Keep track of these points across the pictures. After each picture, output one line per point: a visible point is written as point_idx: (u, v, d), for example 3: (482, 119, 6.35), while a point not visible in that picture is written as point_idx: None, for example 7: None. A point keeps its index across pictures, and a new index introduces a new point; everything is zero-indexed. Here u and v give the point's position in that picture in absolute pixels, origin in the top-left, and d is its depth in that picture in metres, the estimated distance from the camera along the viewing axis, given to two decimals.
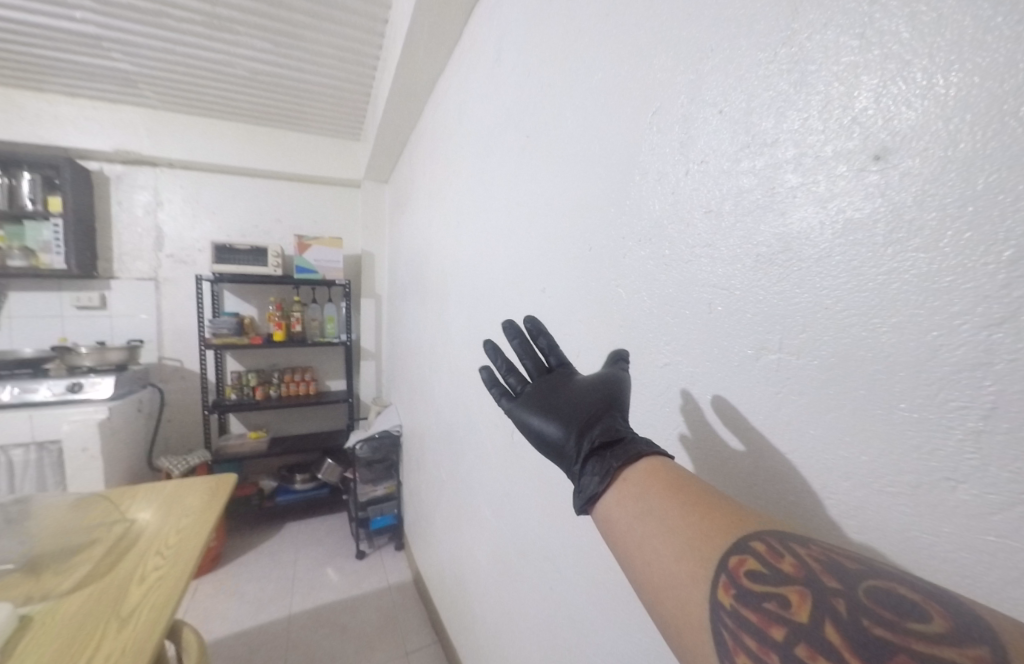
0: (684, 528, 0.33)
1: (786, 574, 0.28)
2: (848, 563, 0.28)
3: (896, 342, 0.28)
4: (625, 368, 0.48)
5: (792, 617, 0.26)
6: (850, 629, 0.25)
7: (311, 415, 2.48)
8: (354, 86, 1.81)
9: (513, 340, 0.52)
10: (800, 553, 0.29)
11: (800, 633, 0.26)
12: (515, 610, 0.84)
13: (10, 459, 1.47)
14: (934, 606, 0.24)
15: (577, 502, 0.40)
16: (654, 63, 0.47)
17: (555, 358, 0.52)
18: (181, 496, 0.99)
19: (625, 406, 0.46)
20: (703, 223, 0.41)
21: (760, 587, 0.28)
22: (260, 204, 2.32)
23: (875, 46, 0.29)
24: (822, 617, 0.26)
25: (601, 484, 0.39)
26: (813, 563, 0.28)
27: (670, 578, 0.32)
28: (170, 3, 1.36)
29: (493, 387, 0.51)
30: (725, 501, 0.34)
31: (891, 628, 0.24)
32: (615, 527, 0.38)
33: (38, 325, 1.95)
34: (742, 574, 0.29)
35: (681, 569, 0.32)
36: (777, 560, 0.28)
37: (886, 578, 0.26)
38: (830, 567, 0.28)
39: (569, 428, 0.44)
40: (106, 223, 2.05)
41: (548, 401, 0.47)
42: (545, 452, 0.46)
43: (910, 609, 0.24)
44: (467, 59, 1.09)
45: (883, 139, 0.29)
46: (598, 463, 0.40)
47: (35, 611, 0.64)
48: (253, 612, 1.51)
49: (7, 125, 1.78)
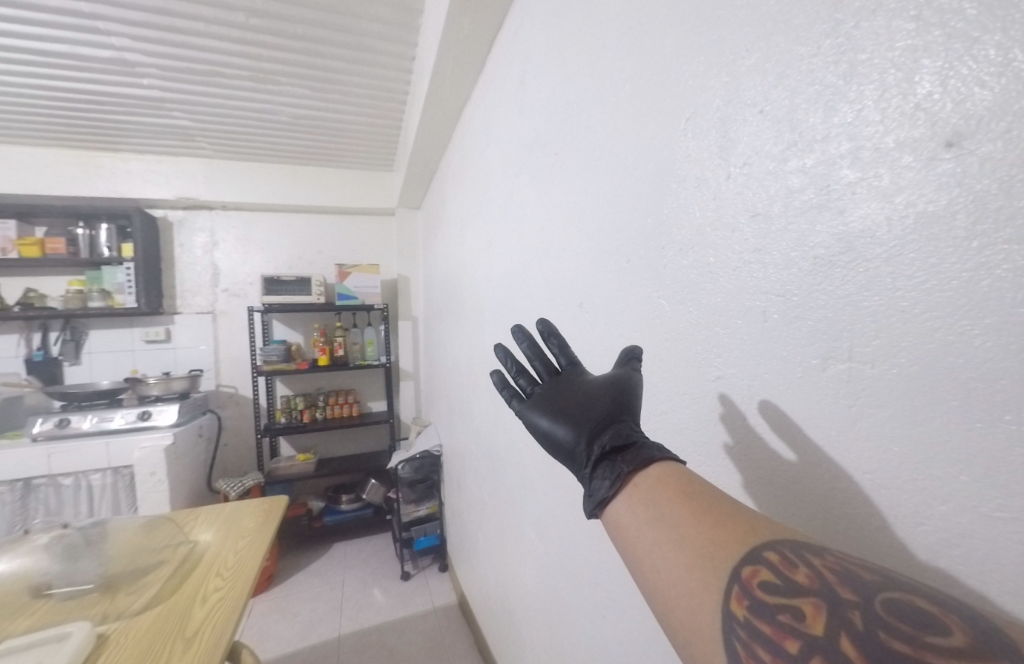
0: (697, 536, 0.32)
1: (799, 585, 0.27)
2: (864, 573, 0.27)
3: (992, 346, 0.25)
4: (635, 368, 0.50)
5: (806, 630, 0.25)
6: (866, 644, 0.24)
7: (355, 436, 2.55)
8: (387, 121, 1.91)
9: (522, 343, 0.53)
10: (814, 564, 0.27)
11: (814, 645, 0.25)
12: (563, 637, 0.80)
13: (90, 484, 1.60)
14: (952, 620, 0.23)
15: (585, 505, 0.39)
16: (685, 67, 0.46)
17: (565, 359, 0.53)
18: (237, 517, 1.04)
19: (635, 408, 0.46)
20: (750, 227, 0.39)
21: (773, 598, 0.27)
22: (304, 236, 2.47)
23: (934, 26, 0.27)
24: (837, 630, 0.25)
25: (611, 488, 0.38)
26: (829, 575, 0.27)
27: (682, 587, 0.31)
28: (223, 62, 1.50)
29: (504, 389, 0.53)
30: (740, 510, 0.33)
31: (908, 641, 0.23)
32: (625, 533, 0.37)
33: (113, 359, 2.13)
34: (755, 585, 0.28)
35: (693, 578, 0.31)
36: (791, 571, 0.27)
37: (901, 590, 0.25)
38: (845, 577, 0.26)
39: (579, 432, 0.45)
40: (170, 264, 2.25)
41: (558, 404, 0.48)
42: (556, 454, 0.46)
43: (929, 622, 0.23)
44: (492, 85, 1.12)
45: (955, 124, 0.26)
46: (609, 467, 0.40)
47: (110, 629, 0.68)
48: (304, 632, 1.54)
49: (89, 183, 2.00)
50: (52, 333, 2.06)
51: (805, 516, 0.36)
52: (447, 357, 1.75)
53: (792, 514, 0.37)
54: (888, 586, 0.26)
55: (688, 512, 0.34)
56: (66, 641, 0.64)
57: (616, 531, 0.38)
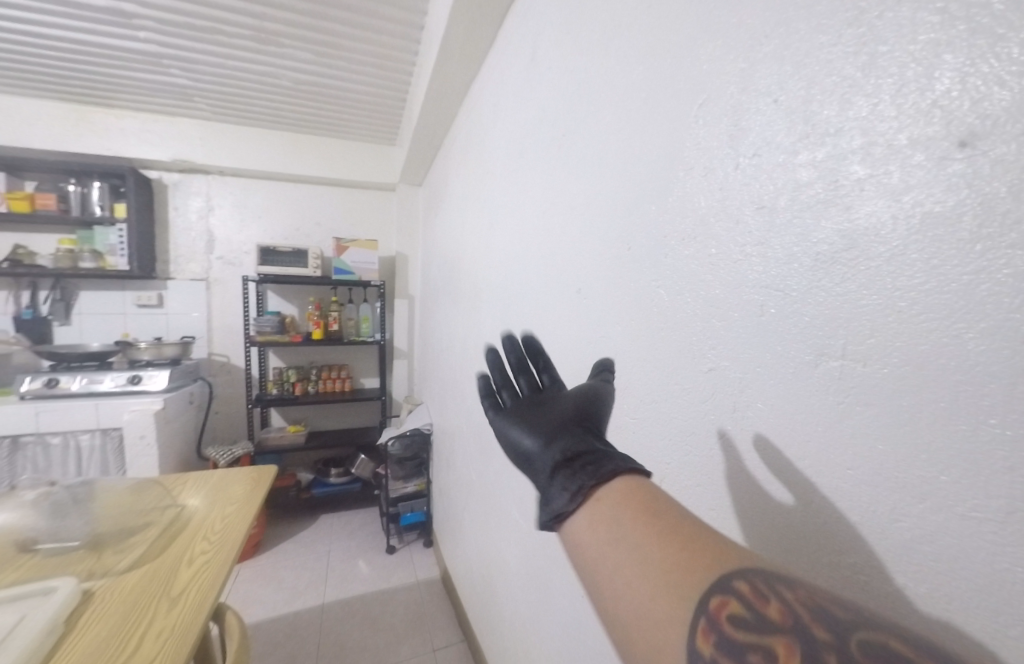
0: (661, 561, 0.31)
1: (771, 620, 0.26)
2: (840, 609, 0.27)
3: (984, 349, 0.25)
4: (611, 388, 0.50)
5: None
6: None
7: (346, 411, 2.56)
8: (391, 93, 1.86)
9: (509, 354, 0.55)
10: (786, 598, 0.27)
11: None
12: (542, 614, 0.82)
13: (78, 444, 1.60)
14: None
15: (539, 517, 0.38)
16: (700, 53, 0.45)
17: (547, 377, 0.54)
18: (226, 485, 1.05)
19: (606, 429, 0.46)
20: (754, 220, 0.39)
21: (744, 635, 0.26)
22: (302, 207, 2.42)
23: (960, 21, 0.26)
24: None
25: (569, 500, 0.37)
26: (802, 611, 0.27)
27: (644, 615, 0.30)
28: (224, 19, 1.44)
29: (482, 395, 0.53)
30: (707, 535, 0.33)
31: None
32: (583, 549, 0.35)
33: (104, 322, 2.11)
34: (725, 618, 0.27)
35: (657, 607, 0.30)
36: (763, 605, 0.27)
37: (877, 630, 0.25)
38: (820, 615, 0.26)
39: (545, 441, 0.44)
40: (163, 227, 2.20)
41: (529, 414, 0.48)
42: (521, 463, 0.46)
43: None
44: (502, 62, 1.09)
45: (971, 124, 0.26)
46: (569, 477, 0.39)
47: (96, 586, 0.69)
48: (288, 599, 1.57)
49: (81, 140, 1.95)
50: (41, 292, 2.02)
51: (785, 508, 0.37)
52: (442, 337, 1.75)
53: (772, 508, 0.38)
54: (862, 625, 0.26)
55: (654, 533, 0.33)
56: (51, 595, 0.65)
57: (575, 548, 0.36)
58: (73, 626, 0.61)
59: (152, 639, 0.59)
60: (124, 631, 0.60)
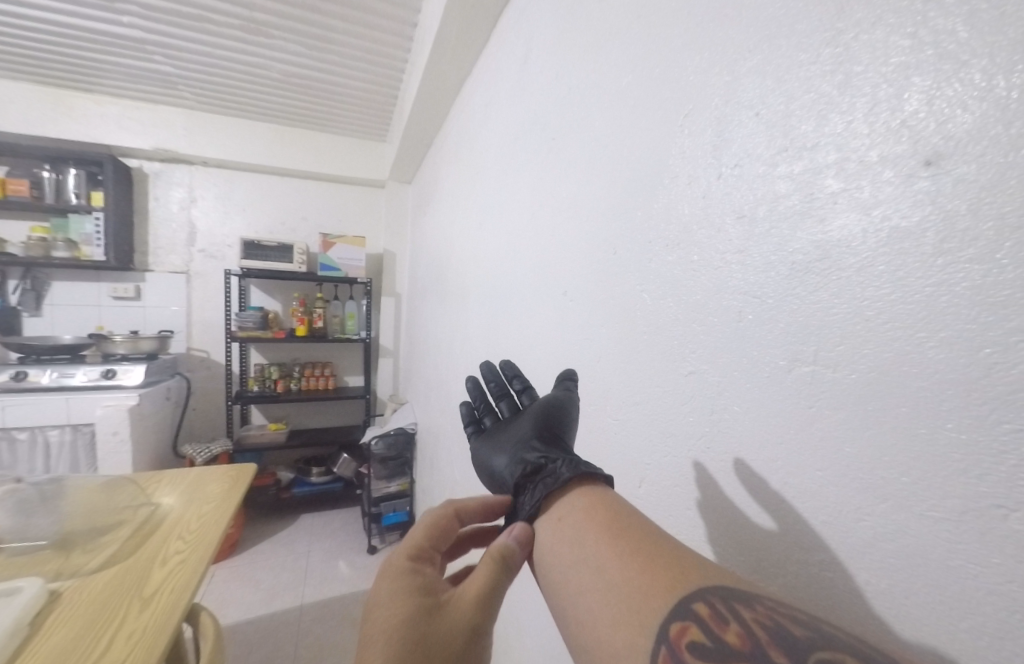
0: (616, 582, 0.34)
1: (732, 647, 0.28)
2: (796, 629, 0.28)
3: (943, 358, 0.27)
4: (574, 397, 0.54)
5: None
6: None
7: (329, 410, 2.52)
8: (382, 89, 1.85)
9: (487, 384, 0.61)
10: (743, 617, 0.29)
11: None
12: (523, 614, 0.83)
13: (47, 440, 1.54)
14: None
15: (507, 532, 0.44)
16: (687, 65, 0.46)
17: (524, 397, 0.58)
18: (203, 483, 1.02)
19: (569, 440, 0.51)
20: (734, 228, 0.40)
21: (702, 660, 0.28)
22: (288, 202, 2.39)
23: (928, 46, 0.28)
24: None
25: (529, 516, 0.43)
26: (760, 632, 0.28)
27: (600, 632, 0.33)
28: (212, 8, 1.41)
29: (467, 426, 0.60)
30: (668, 554, 0.35)
31: None
32: (553, 572, 0.39)
33: (76, 313, 2.04)
34: (683, 645, 0.29)
35: (612, 628, 0.32)
36: (722, 631, 0.28)
37: (834, 648, 0.26)
38: (776, 636, 0.27)
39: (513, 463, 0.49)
40: (143, 218, 2.14)
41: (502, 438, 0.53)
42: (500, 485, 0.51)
43: None
44: (494, 63, 1.10)
45: (935, 144, 0.27)
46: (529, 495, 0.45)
47: (64, 586, 0.67)
48: (265, 600, 1.54)
49: (58, 125, 1.88)
50: (10, 282, 1.95)
51: (757, 508, 0.38)
52: (428, 337, 1.74)
53: (746, 507, 0.39)
54: (819, 643, 0.26)
55: (611, 552, 0.36)
56: (16, 596, 0.63)
57: (539, 561, 0.41)
58: (38, 628, 0.59)
59: (123, 640, 0.58)
60: (93, 632, 0.59)
